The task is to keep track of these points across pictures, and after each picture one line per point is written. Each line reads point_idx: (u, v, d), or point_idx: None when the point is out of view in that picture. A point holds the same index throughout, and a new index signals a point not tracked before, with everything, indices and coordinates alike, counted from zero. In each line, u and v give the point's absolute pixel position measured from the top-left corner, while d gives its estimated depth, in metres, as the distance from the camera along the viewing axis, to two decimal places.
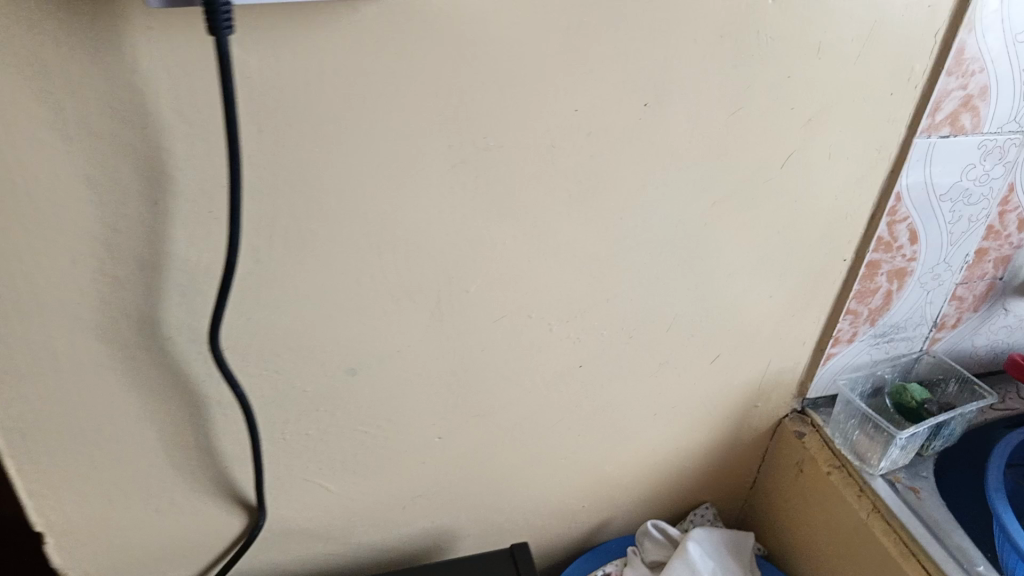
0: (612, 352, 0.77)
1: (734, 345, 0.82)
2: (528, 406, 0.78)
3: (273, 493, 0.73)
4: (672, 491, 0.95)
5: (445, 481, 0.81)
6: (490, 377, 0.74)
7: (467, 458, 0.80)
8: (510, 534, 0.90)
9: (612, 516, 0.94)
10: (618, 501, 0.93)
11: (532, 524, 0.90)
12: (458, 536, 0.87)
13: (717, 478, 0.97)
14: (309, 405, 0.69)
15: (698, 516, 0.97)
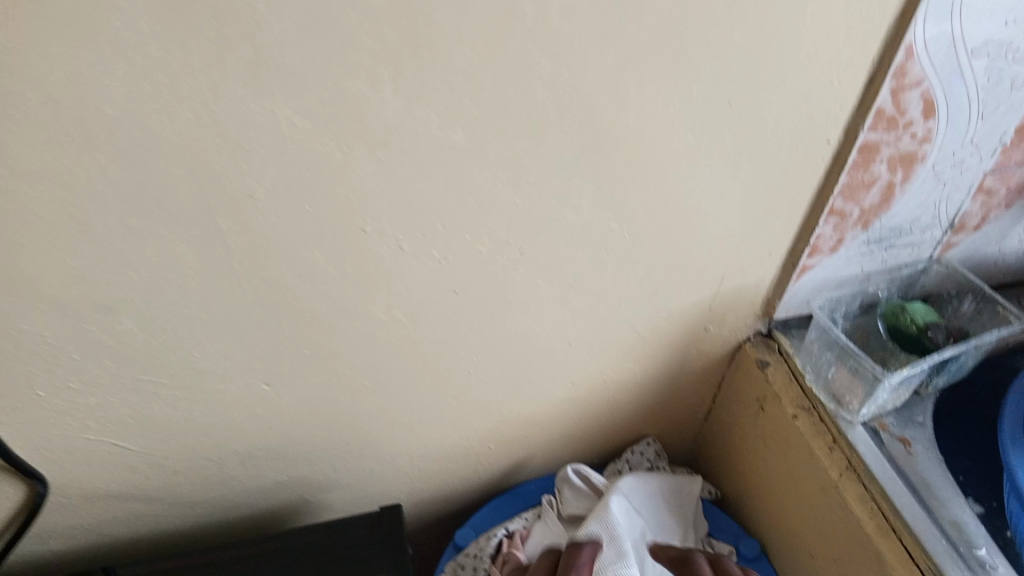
0: (497, 273, 0.56)
1: (671, 257, 0.60)
2: (388, 345, 0.59)
3: (48, 453, 0.57)
4: (603, 426, 0.78)
5: (294, 429, 0.64)
6: (322, 309, 0.54)
7: (317, 404, 0.62)
8: (399, 483, 0.74)
9: (527, 453, 0.78)
10: (533, 439, 0.76)
11: (425, 471, 0.74)
12: (328, 485, 0.71)
13: (661, 409, 0.78)
14: (58, 352, 0.50)
15: (636, 453, 0.80)
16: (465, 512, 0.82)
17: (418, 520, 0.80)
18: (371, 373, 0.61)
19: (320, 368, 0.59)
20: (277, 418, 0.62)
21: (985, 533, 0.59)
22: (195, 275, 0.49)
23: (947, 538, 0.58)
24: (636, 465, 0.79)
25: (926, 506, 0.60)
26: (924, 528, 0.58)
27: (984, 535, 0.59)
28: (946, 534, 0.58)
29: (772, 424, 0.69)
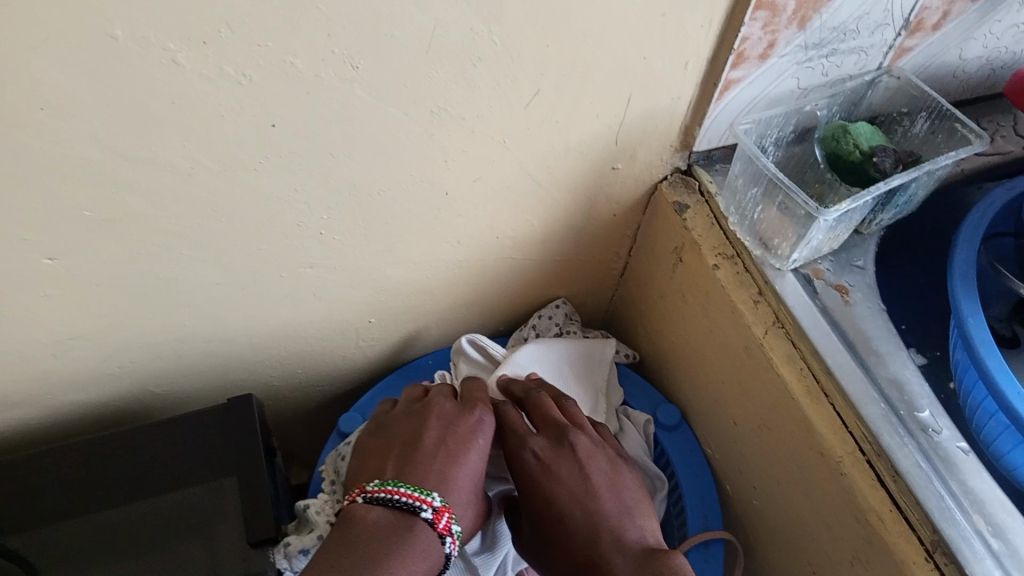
0: (326, 100, 0.43)
1: (560, 76, 0.47)
2: (200, 201, 0.46)
3: None
4: (502, 291, 0.67)
5: (106, 312, 0.51)
6: (88, 154, 0.41)
7: (126, 280, 0.49)
8: (262, 367, 0.63)
9: (416, 325, 0.67)
10: (420, 310, 0.65)
11: (291, 353, 0.63)
12: (174, 377, 0.59)
13: (570, 269, 0.67)
14: None
15: (543, 318, 0.70)
16: (355, 391, 0.72)
17: (297, 404, 0.70)
18: (188, 237, 0.48)
19: (115, 234, 0.46)
20: (75, 304, 0.49)
21: (928, 390, 0.51)
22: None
23: (885, 400, 0.50)
24: (544, 331, 0.69)
25: (862, 364, 0.51)
26: (859, 391, 0.49)
27: (926, 392, 0.50)
28: (884, 395, 0.50)
29: (692, 279, 0.59)
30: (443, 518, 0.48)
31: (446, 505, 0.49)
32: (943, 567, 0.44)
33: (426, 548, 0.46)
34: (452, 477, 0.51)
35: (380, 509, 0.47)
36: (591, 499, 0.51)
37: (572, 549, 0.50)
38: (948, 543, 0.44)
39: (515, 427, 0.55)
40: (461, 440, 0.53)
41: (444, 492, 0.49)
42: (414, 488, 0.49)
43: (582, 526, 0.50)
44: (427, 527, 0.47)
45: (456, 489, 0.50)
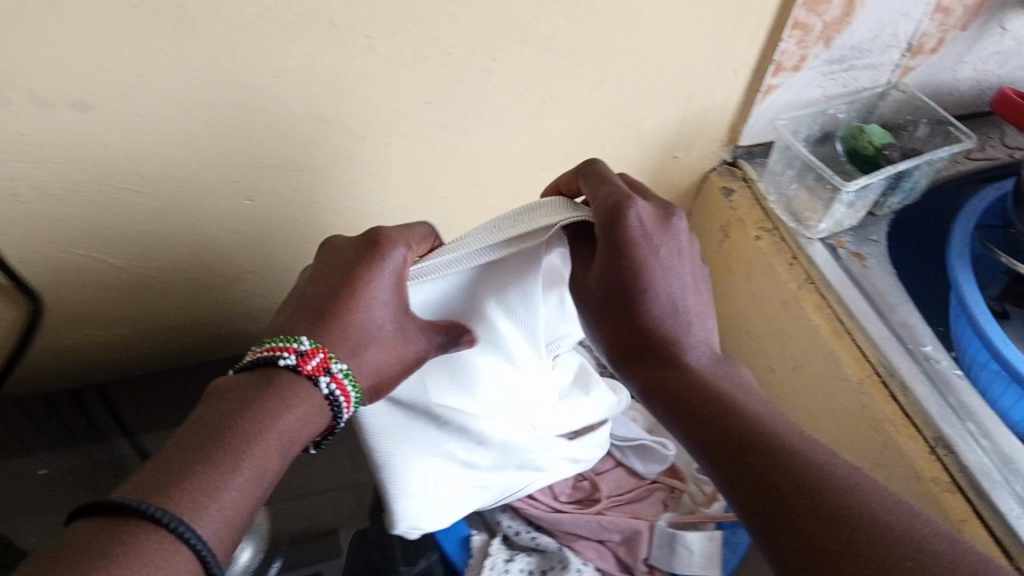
0: (466, 81, 0.57)
1: (638, 74, 0.62)
2: (363, 160, 0.60)
3: (34, 266, 0.57)
4: None
5: (272, 254, 0.64)
6: (297, 117, 0.55)
7: (294, 227, 0.63)
8: None
9: None
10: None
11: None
12: None
13: None
14: (33, 152, 0.50)
15: None
16: None
17: None
18: (347, 192, 0.62)
19: (296, 185, 0.59)
20: (256, 244, 0.63)
21: (931, 331, 0.63)
22: (170, 69, 0.49)
23: (895, 335, 0.62)
24: None
25: (876, 309, 0.63)
26: (874, 328, 0.62)
27: (929, 333, 0.62)
28: (895, 333, 0.62)
29: (734, 249, 0.72)
30: (314, 360, 0.44)
31: (317, 346, 0.44)
32: (943, 458, 0.55)
33: (292, 394, 0.43)
34: (338, 321, 0.45)
35: (247, 373, 0.44)
36: (680, 290, 0.49)
37: (649, 328, 0.48)
38: (946, 439, 0.56)
39: (613, 191, 0.49)
40: (343, 278, 0.46)
41: (314, 332, 0.45)
42: (279, 339, 0.45)
43: (669, 307, 0.48)
44: (293, 374, 0.43)
45: (346, 327, 0.45)
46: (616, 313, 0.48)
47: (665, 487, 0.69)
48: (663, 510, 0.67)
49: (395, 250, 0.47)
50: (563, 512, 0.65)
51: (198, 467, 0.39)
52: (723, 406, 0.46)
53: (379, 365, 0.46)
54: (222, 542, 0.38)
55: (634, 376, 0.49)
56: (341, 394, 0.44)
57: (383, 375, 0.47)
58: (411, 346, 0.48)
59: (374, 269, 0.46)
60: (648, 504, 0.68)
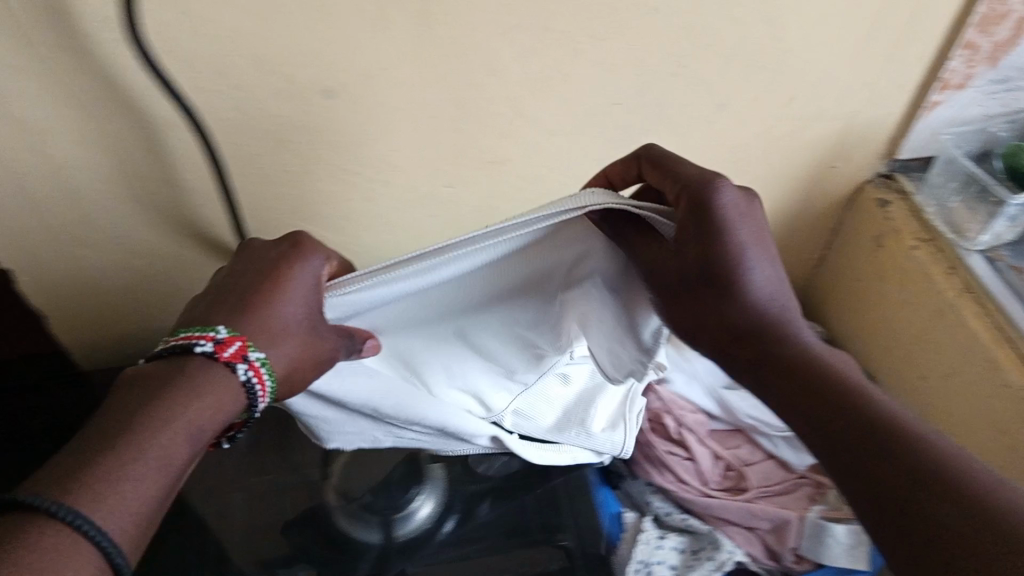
0: (656, 86, 0.61)
1: (814, 85, 0.65)
2: (552, 157, 0.65)
3: (261, 240, 0.63)
4: None
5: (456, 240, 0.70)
6: (504, 114, 0.60)
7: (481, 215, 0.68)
8: None
9: None
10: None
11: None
12: None
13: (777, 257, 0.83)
14: (283, 136, 0.56)
15: None
16: None
17: None
18: (532, 185, 0.67)
19: (491, 175, 0.65)
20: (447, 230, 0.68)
21: None
22: (408, 62, 0.54)
23: None
24: None
25: None
26: None
27: None
28: None
29: (888, 258, 0.74)
30: (231, 350, 0.42)
31: (234, 334, 0.42)
32: None
33: (220, 388, 0.40)
34: (266, 321, 0.43)
35: (159, 361, 0.41)
36: (769, 268, 0.44)
37: (741, 312, 0.44)
38: None
39: (699, 171, 0.45)
40: (278, 283, 0.45)
41: (233, 322, 0.43)
42: (195, 329, 0.42)
43: (760, 295, 0.44)
44: (207, 362, 0.41)
45: (260, 323, 0.43)
46: (703, 299, 0.44)
47: (813, 482, 0.70)
48: (811, 502, 0.69)
49: (313, 257, 0.47)
50: (714, 497, 0.68)
51: (106, 457, 0.36)
52: (841, 391, 0.40)
53: (286, 364, 0.44)
54: (133, 540, 0.35)
55: (737, 366, 0.45)
56: (259, 384, 0.42)
57: (301, 365, 0.45)
58: (325, 347, 0.46)
59: (304, 273, 0.46)
60: (796, 497, 0.70)
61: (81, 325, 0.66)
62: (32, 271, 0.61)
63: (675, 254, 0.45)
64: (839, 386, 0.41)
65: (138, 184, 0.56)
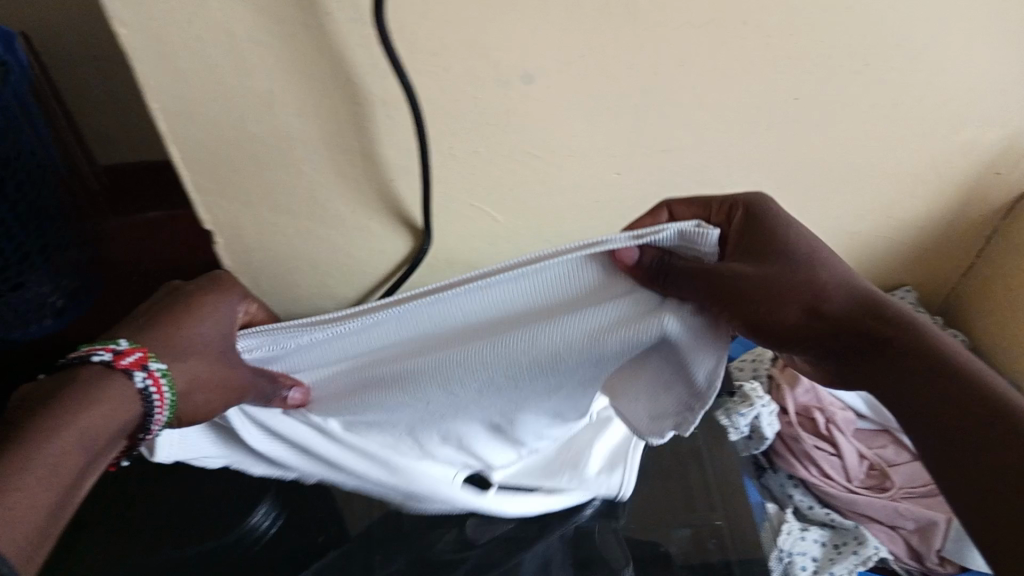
0: (838, 83, 0.61)
1: (997, 89, 0.64)
2: (723, 150, 0.65)
3: (439, 215, 0.67)
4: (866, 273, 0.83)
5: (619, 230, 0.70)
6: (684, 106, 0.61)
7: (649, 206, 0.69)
8: None
9: None
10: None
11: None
12: None
13: (927, 261, 0.82)
14: (479, 117, 0.58)
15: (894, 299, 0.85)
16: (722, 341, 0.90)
17: None
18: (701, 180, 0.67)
19: (662, 165, 0.65)
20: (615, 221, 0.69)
21: None
22: (599, 52, 0.56)
23: None
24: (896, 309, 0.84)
25: None
26: None
27: None
28: None
29: None
30: (130, 358, 0.50)
31: (133, 347, 0.51)
32: None
33: (114, 397, 0.48)
34: (169, 340, 0.54)
35: (76, 365, 0.49)
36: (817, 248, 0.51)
37: (802, 281, 0.48)
38: None
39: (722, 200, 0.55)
40: (173, 324, 0.55)
41: (146, 345, 0.53)
42: (99, 343, 0.51)
43: (796, 312, 0.48)
44: (103, 369, 0.49)
45: (169, 345, 0.54)
46: (759, 286, 0.48)
47: None
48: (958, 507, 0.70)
49: (235, 297, 0.60)
50: (859, 494, 0.70)
51: (18, 443, 0.44)
52: (877, 329, 0.48)
53: (195, 375, 0.54)
54: (17, 540, 0.40)
55: (798, 334, 0.49)
56: (157, 393, 0.51)
57: (105, 424, 0.48)
58: (223, 375, 0.55)
59: (201, 325, 0.56)
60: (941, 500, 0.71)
61: (262, 287, 0.71)
62: (229, 233, 0.65)
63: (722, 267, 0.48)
64: (871, 327, 0.48)
65: (344, 153, 0.59)
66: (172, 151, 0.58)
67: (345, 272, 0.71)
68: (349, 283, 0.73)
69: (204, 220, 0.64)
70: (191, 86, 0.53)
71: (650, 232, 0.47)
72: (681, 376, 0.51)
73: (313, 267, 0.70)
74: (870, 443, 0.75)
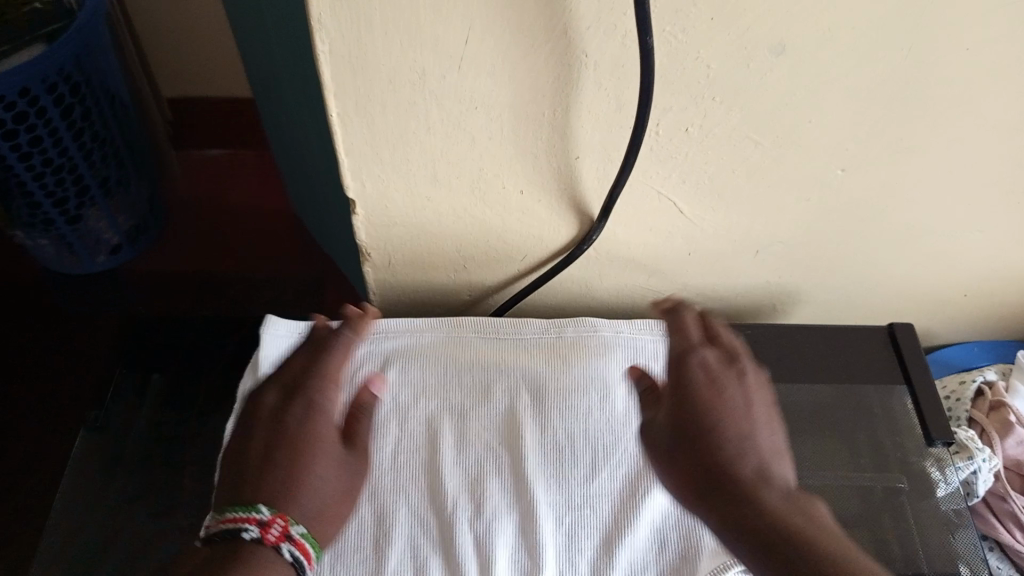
0: None
1: None
2: (976, 158, 0.54)
3: (619, 202, 0.56)
4: None
5: (820, 232, 0.60)
6: (950, 104, 0.49)
7: (863, 211, 0.58)
8: (857, 318, 0.71)
9: (993, 321, 0.71)
10: (1011, 305, 0.69)
11: (897, 311, 0.69)
12: (804, 302, 0.68)
13: None
14: (703, 92, 0.48)
15: None
16: None
17: None
18: (935, 188, 0.56)
19: (896, 166, 0.54)
20: (818, 223, 0.59)
21: None
22: (877, 27, 0.44)
23: None
24: None
25: None
26: None
27: None
28: None
29: None
30: (273, 529, 0.42)
31: (277, 513, 0.43)
32: None
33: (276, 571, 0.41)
34: (309, 479, 0.45)
35: (210, 545, 0.42)
36: (745, 424, 0.46)
37: (728, 451, 0.44)
38: None
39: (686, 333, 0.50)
40: (306, 432, 0.47)
41: (275, 499, 0.44)
42: (240, 508, 0.43)
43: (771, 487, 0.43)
44: (255, 547, 0.42)
45: (304, 494, 0.44)
46: (686, 445, 0.46)
47: None
48: None
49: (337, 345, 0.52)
50: None
51: None
52: (789, 532, 0.41)
53: (335, 486, 0.47)
54: None
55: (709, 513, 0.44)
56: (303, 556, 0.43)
57: (328, 511, 0.46)
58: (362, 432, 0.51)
59: (325, 419, 0.48)
60: None
61: (397, 265, 0.62)
62: (373, 201, 0.56)
63: (686, 454, 0.46)
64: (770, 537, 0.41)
65: (534, 121, 0.49)
66: (329, 103, 0.48)
67: (492, 257, 0.62)
68: (490, 271, 0.63)
69: (348, 185, 0.55)
70: (371, 29, 0.43)
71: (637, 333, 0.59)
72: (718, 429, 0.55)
73: (457, 248, 0.61)
74: None
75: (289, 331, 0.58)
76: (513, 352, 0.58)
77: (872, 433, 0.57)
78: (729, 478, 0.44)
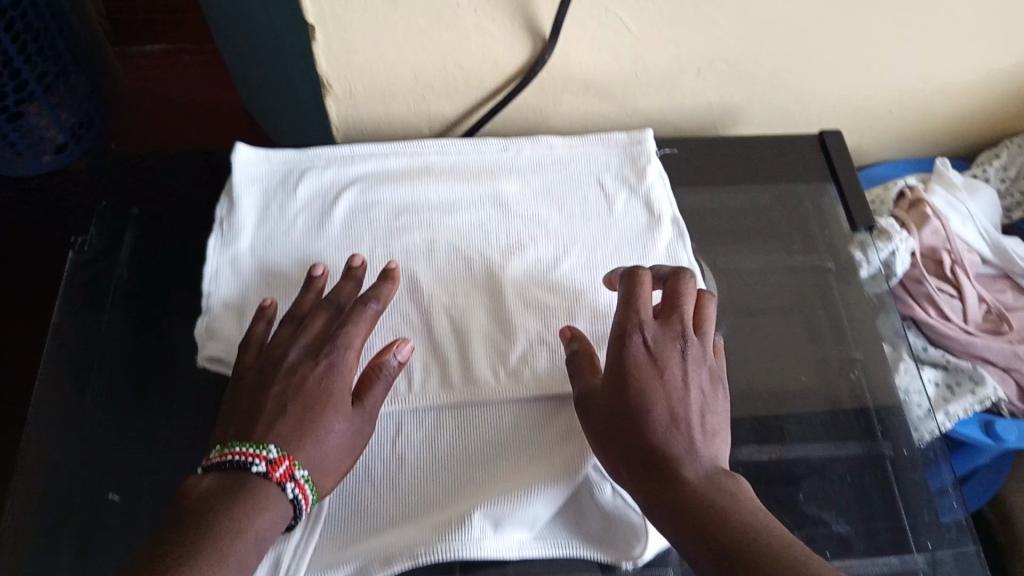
0: None
1: None
2: None
3: (568, 20, 0.59)
4: (991, 120, 0.77)
5: (754, 46, 0.64)
6: None
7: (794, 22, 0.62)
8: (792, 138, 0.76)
9: (914, 133, 0.77)
10: (931, 114, 0.75)
11: (828, 126, 0.74)
12: (744, 121, 0.72)
13: None
14: None
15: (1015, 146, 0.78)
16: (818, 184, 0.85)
17: None
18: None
19: None
20: (753, 36, 0.63)
21: None
22: None
23: None
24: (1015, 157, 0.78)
25: None
26: None
27: None
28: None
29: None
30: (280, 467, 0.45)
31: (284, 453, 0.46)
32: None
33: (261, 505, 0.43)
34: (307, 429, 0.47)
35: (212, 473, 0.45)
36: (681, 404, 0.47)
37: (669, 429, 0.46)
38: None
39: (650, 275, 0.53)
40: (323, 388, 0.49)
41: (285, 440, 0.46)
42: (247, 444, 0.46)
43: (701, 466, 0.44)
44: (259, 480, 0.44)
45: (310, 440, 0.47)
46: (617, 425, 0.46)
47: None
48: None
49: (370, 305, 0.52)
50: (978, 338, 0.68)
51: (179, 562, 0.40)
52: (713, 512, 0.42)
53: (345, 439, 0.48)
54: None
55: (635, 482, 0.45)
56: (302, 499, 0.45)
57: (326, 465, 0.47)
58: (377, 395, 0.50)
59: (340, 380, 0.49)
60: None
61: (359, 96, 0.65)
62: (334, 25, 0.58)
63: (618, 412, 0.47)
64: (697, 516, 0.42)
65: None
66: None
67: (451, 83, 0.64)
68: (449, 100, 0.66)
69: (307, 10, 0.57)
70: None
71: (584, 139, 0.64)
72: (663, 229, 0.60)
73: (416, 75, 0.63)
74: (988, 286, 0.72)
75: (259, 159, 0.61)
76: (476, 168, 0.62)
77: (803, 223, 0.63)
78: (666, 453, 0.45)
